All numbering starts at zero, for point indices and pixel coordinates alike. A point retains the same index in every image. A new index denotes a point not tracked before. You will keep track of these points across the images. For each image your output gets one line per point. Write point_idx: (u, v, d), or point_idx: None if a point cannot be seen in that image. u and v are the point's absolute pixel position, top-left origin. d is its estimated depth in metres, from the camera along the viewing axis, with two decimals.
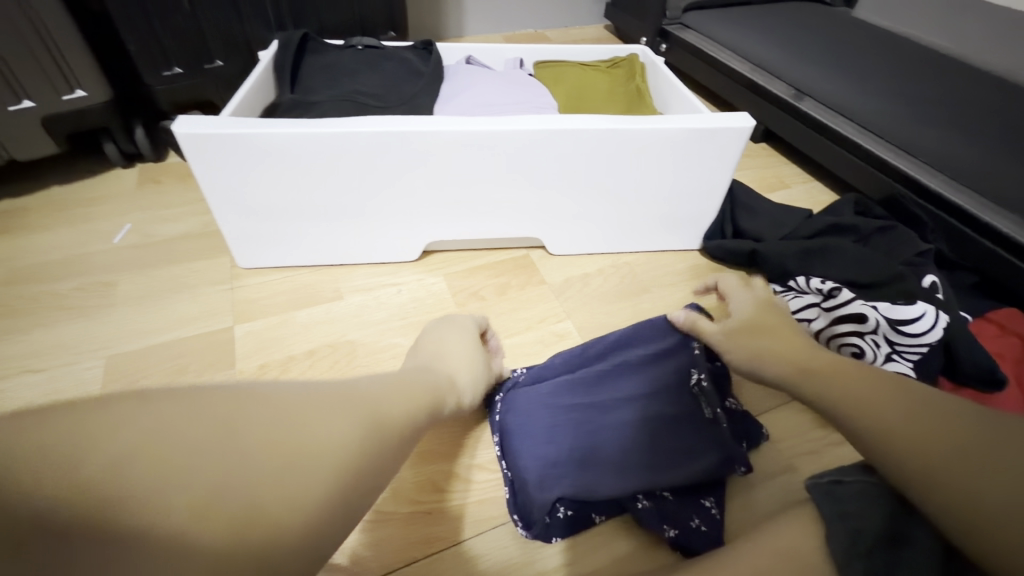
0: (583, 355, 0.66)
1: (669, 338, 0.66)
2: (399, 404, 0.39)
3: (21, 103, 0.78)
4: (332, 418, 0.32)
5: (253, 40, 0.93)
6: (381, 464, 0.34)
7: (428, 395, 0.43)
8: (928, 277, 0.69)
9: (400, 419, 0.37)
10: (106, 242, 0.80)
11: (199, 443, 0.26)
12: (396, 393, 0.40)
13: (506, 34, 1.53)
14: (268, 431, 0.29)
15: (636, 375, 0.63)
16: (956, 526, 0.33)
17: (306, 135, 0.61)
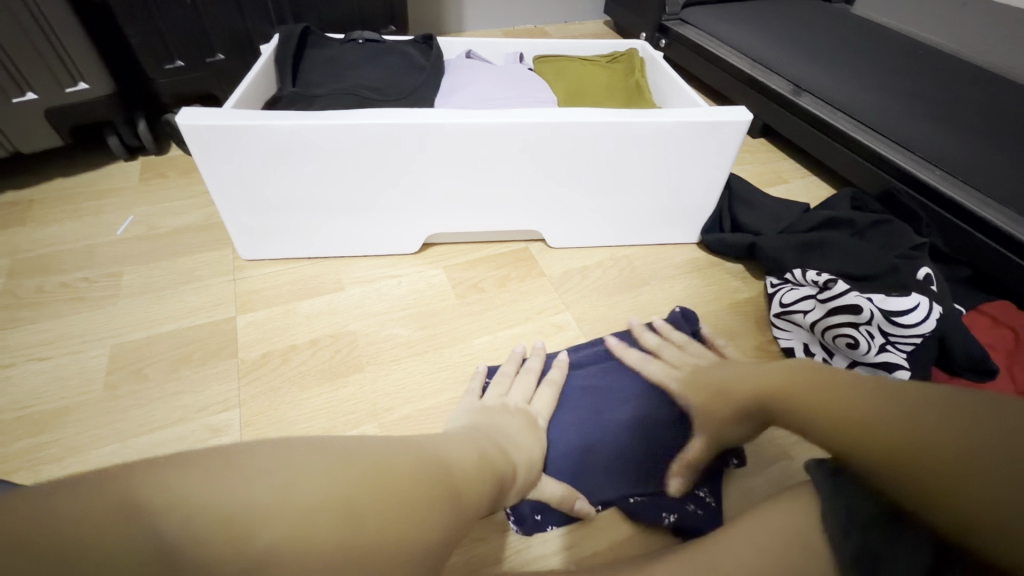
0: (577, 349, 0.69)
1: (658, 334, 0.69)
2: (468, 459, 0.39)
3: (24, 95, 0.79)
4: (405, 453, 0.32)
5: (254, 34, 0.93)
6: (452, 514, 0.33)
7: (499, 462, 0.44)
8: (923, 270, 0.69)
9: (470, 467, 0.38)
10: (110, 233, 0.81)
11: (325, 469, 0.28)
12: (470, 445, 0.42)
13: (506, 30, 1.53)
14: (347, 465, 0.29)
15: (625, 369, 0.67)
16: (932, 475, 0.30)
17: (309, 127, 0.62)
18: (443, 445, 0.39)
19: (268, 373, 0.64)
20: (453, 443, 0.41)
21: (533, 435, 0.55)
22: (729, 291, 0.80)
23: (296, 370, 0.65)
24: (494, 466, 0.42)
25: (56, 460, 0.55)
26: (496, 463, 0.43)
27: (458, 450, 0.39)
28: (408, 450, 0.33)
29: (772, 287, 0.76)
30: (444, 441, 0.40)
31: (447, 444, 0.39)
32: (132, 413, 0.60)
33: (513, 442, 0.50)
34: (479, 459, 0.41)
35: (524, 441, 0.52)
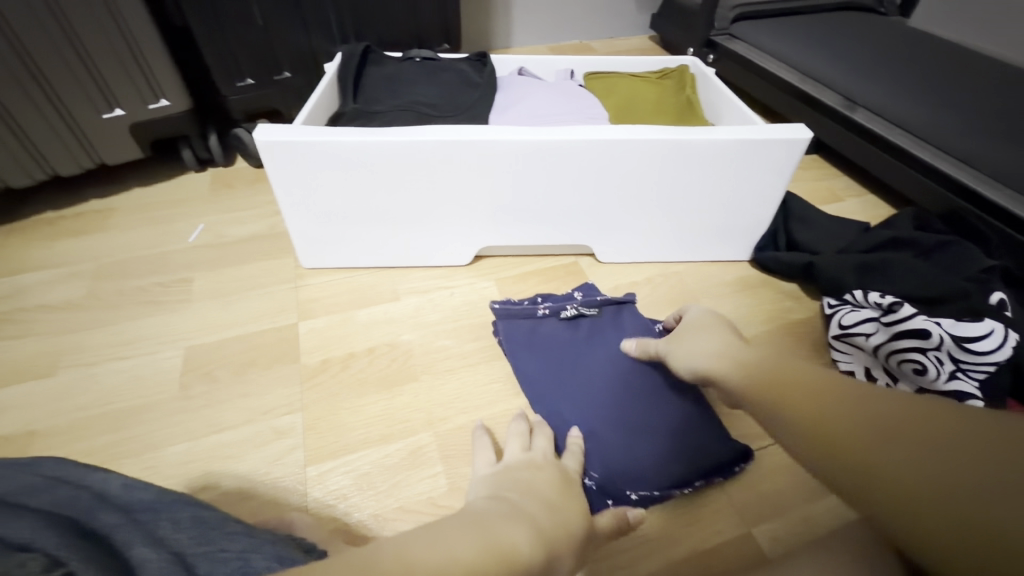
0: (546, 363, 0.68)
1: (638, 325, 0.72)
2: (483, 554, 0.32)
3: (113, 111, 0.85)
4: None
5: (319, 53, 0.98)
6: None
7: (524, 549, 0.35)
8: (996, 294, 0.66)
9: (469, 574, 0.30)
10: (182, 241, 0.86)
11: None
12: (497, 523, 0.37)
13: (552, 45, 1.56)
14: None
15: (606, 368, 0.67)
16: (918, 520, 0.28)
17: (376, 143, 0.64)
18: (471, 530, 0.34)
19: (327, 379, 0.67)
20: (476, 525, 0.35)
21: (571, 491, 0.49)
22: (782, 310, 0.79)
23: (353, 377, 0.67)
24: (526, 543, 0.36)
25: (134, 456, 0.59)
26: (523, 547, 0.35)
27: (496, 538, 0.34)
28: (427, 560, 0.29)
29: (830, 307, 0.74)
30: (473, 528, 0.34)
31: (479, 526, 0.35)
32: (204, 412, 0.63)
33: (545, 518, 0.41)
34: (507, 538, 0.35)
35: (557, 507, 0.44)
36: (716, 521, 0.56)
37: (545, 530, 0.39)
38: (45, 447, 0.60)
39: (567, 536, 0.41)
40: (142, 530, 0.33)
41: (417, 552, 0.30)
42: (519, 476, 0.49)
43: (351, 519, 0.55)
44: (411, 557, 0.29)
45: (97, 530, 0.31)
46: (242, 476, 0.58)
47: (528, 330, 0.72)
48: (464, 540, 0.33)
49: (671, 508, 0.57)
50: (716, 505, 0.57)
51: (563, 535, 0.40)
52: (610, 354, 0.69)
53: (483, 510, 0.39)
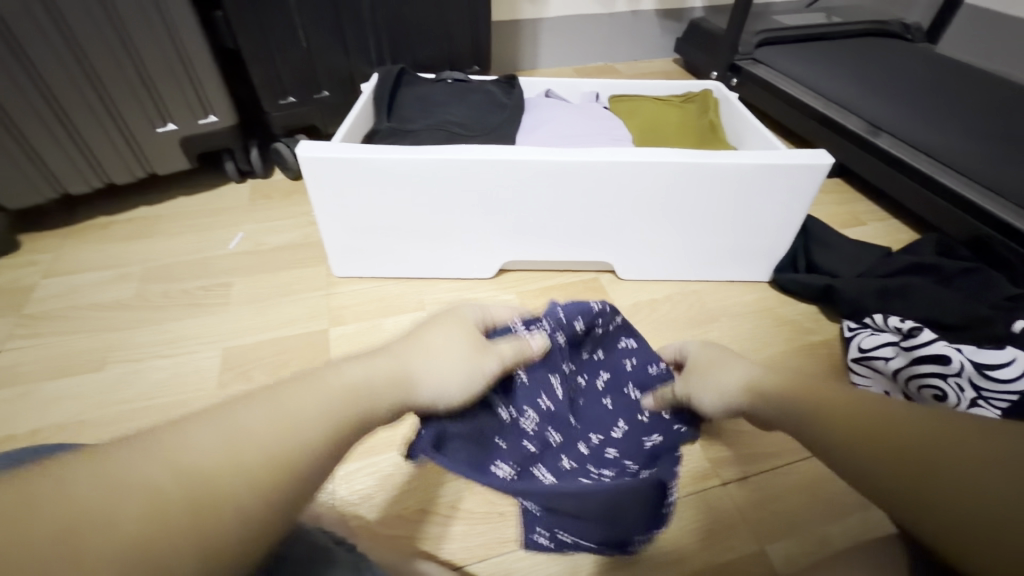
0: (539, 397, 0.51)
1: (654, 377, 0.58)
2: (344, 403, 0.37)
3: (166, 125, 0.91)
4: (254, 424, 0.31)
5: (356, 73, 1.03)
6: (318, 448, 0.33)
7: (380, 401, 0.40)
8: (1020, 322, 0.67)
9: (332, 413, 0.35)
10: (222, 247, 0.91)
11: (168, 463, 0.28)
12: (303, 381, 0.36)
13: (577, 67, 1.60)
14: (201, 458, 0.28)
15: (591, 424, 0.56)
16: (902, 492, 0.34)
17: (410, 160, 0.68)
18: (288, 398, 0.34)
19: None
20: (295, 388, 0.36)
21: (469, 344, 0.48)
22: (801, 332, 0.79)
23: None
24: (353, 390, 0.38)
25: None
26: (353, 407, 0.37)
27: (308, 400, 0.35)
28: (226, 448, 0.29)
29: (850, 329, 0.75)
30: (269, 400, 0.34)
31: (295, 389, 0.35)
32: None
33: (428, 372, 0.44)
34: (327, 397, 0.36)
35: (416, 348, 0.46)
36: (730, 536, 0.57)
37: (384, 373, 0.41)
38: (92, 437, 0.64)
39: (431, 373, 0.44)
40: None
41: (207, 452, 0.29)
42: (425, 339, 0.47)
43: (373, 518, 0.57)
44: (198, 451, 0.29)
45: None
46: None
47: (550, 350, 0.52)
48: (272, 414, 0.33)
49: (686, 521, 0.58)
50: (731, 521, 0.58)
51: (414, 379, 0.43)
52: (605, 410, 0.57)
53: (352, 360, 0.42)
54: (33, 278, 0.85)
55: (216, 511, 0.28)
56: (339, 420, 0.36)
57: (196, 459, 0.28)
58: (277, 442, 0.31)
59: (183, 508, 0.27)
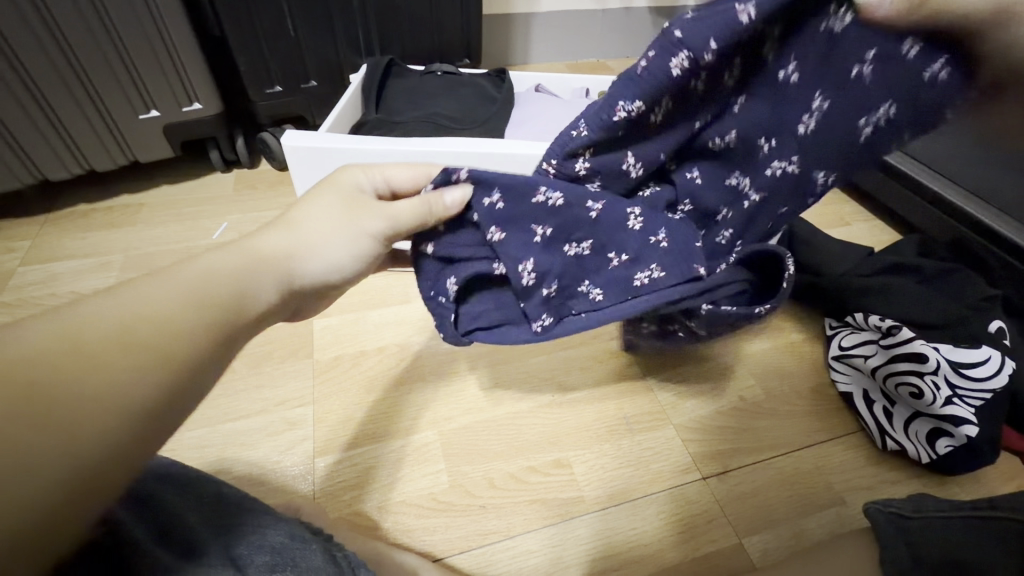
0: (533, 230, 0.42)
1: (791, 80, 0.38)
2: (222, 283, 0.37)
3: (149, 112, 0.90)
4: (100, 312, 0.30)
5: (345, 64, 1.02)
6: (197, 328, 0.33)
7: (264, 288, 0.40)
8: (996, 322, 0.67)
9: (212, 294, 0.36)
10: (207, 237, 0.90)
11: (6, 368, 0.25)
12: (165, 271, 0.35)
13: (569, 62, 1.60)
14: (48, 357, 0.27)
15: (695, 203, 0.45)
16: None
17: (396, 151, 0.68)
18: (151, 285, 0.33)
19: (338, 374, 0.70)
20: (152, 279, 0.34)
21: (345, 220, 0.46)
22: (784, 330, 0.80)
23: (364, 374, 0.70)
24: (220, 278, 0.37)
25: None
26: (232, 289, 0.37)
27: (179, 286, 0.34)
28: (84, 333, 0.29)
29: (830, 328, 0.76)
30: (119, 293, 0.32)
31: (147, 283, 0.33)
32: (220, 401, 0.66)
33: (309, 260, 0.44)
34: (200, 281, 0.36)
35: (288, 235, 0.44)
36: (707, 529, 0.58)
37: (250, 259, 0.40)
38: None
39: (307, 251, 0.44)
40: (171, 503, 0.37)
41: (63, 336, 0.28)
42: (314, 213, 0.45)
43: (355, 509, 0.57)
44: (33, 348, 0.27)
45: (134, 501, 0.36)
46: (254, 462, 0.60)
47: (504, 184, 0.41)
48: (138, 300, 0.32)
49: (665, 515, 0.59)
50: (709, 515, 0.59)
51: (291, 254, 0.43)
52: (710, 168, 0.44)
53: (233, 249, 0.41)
54: (10, 265, 0.84)
55: (95, 386, 0.27)
56: (222, 297, 0.36)
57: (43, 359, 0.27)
58: (137, 322, 0.31)
59: (51, 386, 0.26)
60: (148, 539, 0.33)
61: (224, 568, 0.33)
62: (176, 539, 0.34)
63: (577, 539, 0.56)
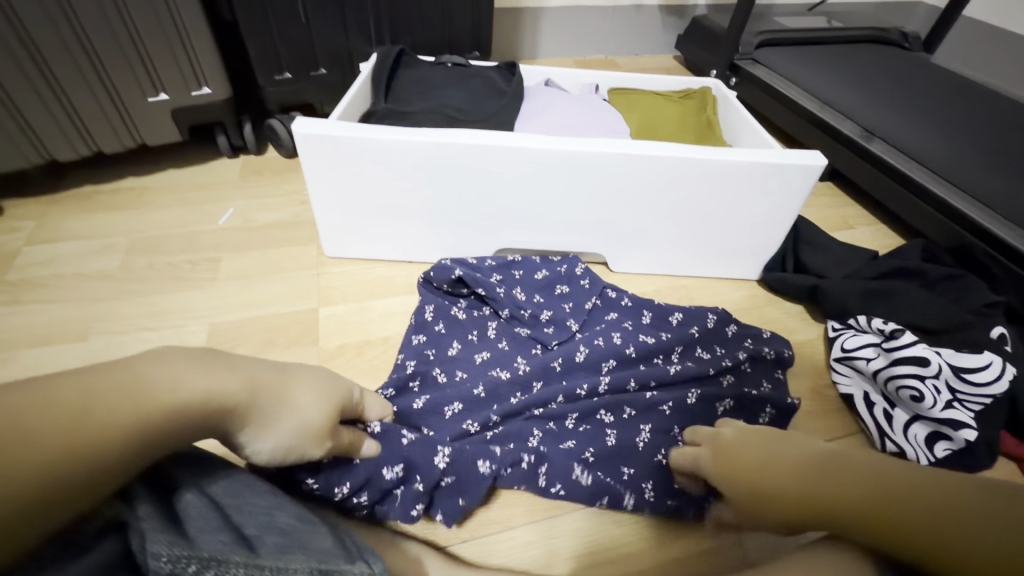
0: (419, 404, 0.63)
1: (542, 273, 0.78)
2: (237, 384, 0.37)
3: (158, 95, 0.90)
4: (159, 387, 0.32)
5: (354, 53, 1.02)
6: (198, 429, 0.35)
7: (239, 418, 0.37)
8: (997, 328, 0.69)
9: (229, 396, 0.36)
10: (212, 222, 0.90)
11: (75, 421, 0.29)
12: (162, 357, 0.35)
13: (577, 58, 1.59)
14: (100, 422, 0.29)
15: (551, 321, 0.73)
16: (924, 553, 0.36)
17: (406, 141, 0.68)
18: (193, 368, 0.35)
19: (342, 361, 0.70)
20: (195, 364, 0.35)
21: (291, 420, 0.41)
22: (786, 330, 0.80)
23: (369, 363, 0.70)
24: (238, 380, 0.37)
25: None
26: (224, 410, 0.36)
27: (193, 383, 0.34)
28: (80, 408, 0.29)
29: (834, 330, 0.77)
30: (172, 367, 0.34)
31: (192, 364, 0.35)
32: None
33: (272, 429, 0.40)
34: (229, 384, 0.36)
35: (286, 382, 0.42)
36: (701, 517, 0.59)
37: (251, 378, 0.38)
38: None
39: (274, 428, 0.40)
40: (186, 476, 0.38)
41: (53, 408, 0.28)
42: (291, 409, 0.41)
43: None
44: (100, 412, 0.30)
45: (157, 472, 0.36)
46: None
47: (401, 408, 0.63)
48: (130, 387, 0.31)
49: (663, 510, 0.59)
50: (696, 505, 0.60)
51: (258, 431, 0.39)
52: (552, 301, 0.76)
53: (251, 376, 0.39)
54: (15, 245, 0.84)
55: (146, 439, 0.31)
56: (231, 407, 0.36)
57: (97, 423, 0.29)
58: (181, 406, 0.33)
59: (86, 471, 0.28)
60: (162, 517, 0.33)
61: (237, 548, 0.34)
62: (191, 518, 0.34)
63: (576, 531, 0.57)
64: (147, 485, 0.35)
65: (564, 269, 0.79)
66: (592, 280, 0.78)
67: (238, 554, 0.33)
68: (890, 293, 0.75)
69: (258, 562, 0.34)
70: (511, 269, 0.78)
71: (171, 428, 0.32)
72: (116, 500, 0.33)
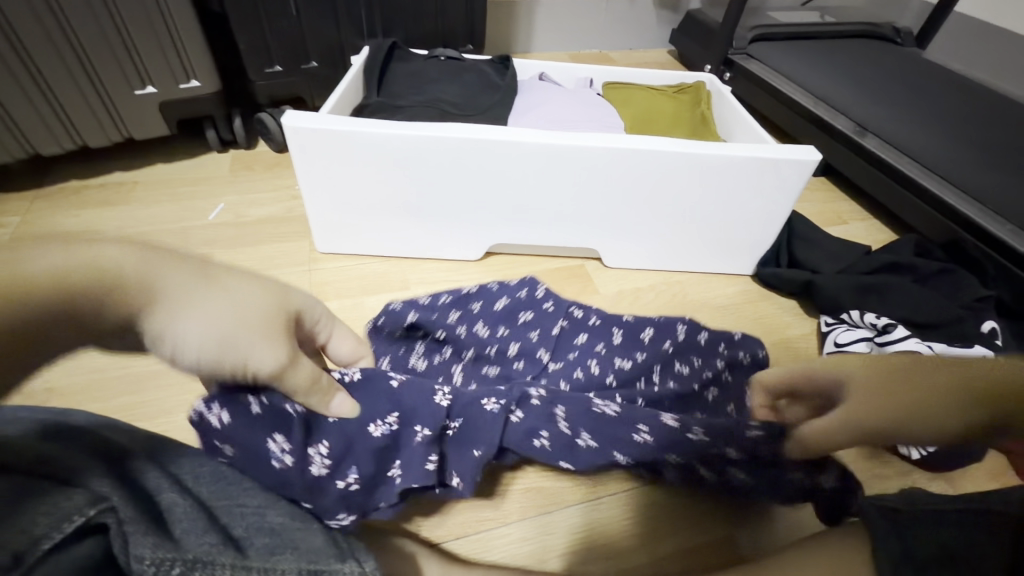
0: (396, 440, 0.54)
1: (501, 303, 0.71)
2: (120, 262, 0.32)
3: (145, 88, 0.88)
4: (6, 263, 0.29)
5: (346, 46, 1.00)
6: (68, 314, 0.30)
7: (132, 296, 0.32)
8: (987, 323, 0.70)
9: (104, 275, 0.31)
10: (202, 218, 0.89)
11: None
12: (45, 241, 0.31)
13: (571, 52, 1.59)
14: None
15: (520, 354, 0.67)
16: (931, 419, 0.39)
17: (399, 135, 0.67)
18: (69, 249, 0.31)
19: None
20: (73, 244, 0.32)
21: (214, 301, 0.36)
22: (780, 325, 0.81)
23: None
24: (125, 261, 0.33)
25: (148, 420, 0.62)
26: (98, 278, 0.31)
27: (53, 262, 0.30)
28: None
29: (826, 325, 0.76)
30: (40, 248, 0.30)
31: (69, 245, 0.31)
32: None
33: (185, 313, 0.34)
34: (106, 264, 0.32)
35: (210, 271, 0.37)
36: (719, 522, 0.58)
37: (148, 255, 0.34)
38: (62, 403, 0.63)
39: (184, 311, 0.34)
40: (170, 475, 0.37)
41: None
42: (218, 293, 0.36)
43: None
44: None
45: (135, 473, 0.35)
46: None
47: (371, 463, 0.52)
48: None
49: (658, 506, 0.59)
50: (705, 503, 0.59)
51: (164, 314, 0.34)
52: (518, 332, 0.69)
53: (147, 250, 0.34)
54: None
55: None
56: (112, 284, 0.32)
57: None
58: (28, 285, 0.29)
59: None
60: (146, 519, 0.32)
61: (225, 548, 0.34)
62: (177, 518, 0.33)
63: (571, 527, 0.57)
64: (128, 486, 0.34)
65: (524, 293, 0.72)
66: (555, 302, 0.72)
67: (226, 555, 0.33)
68: (882, 288, 0.75)
69: (247, 563, 0.33)
70: (469, 301, 0.70)
71: (102, 296, 0.31)
72: (97, 502, 0.31)
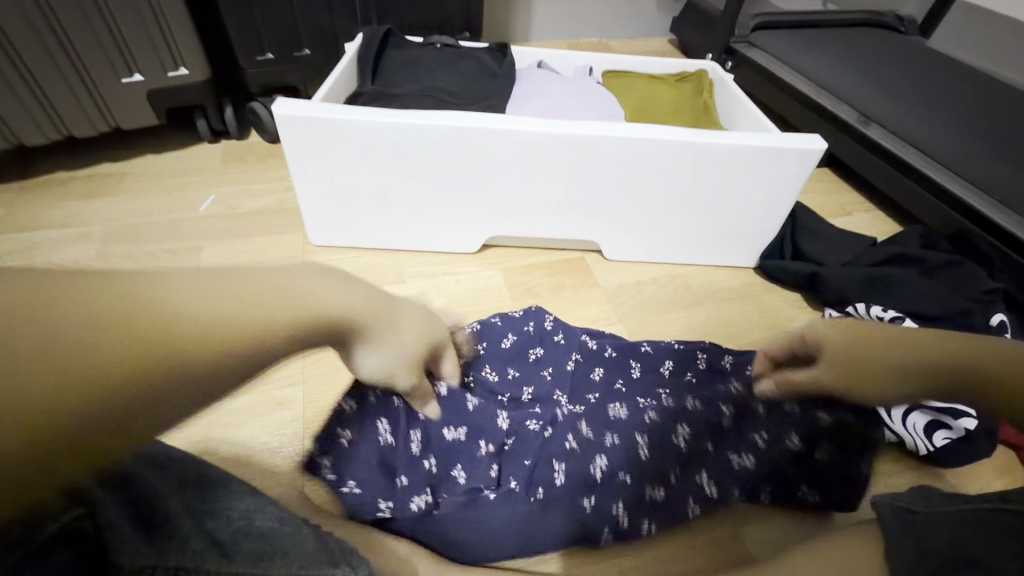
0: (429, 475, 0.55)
1: (509, 342, 0.68)
2: (261, 293, 0.27)
3: (132, 76, 0.86)
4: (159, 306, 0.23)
5: (340, 33, 0.98)
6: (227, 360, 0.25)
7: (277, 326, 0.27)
8: (997, 316, 0.68)
9: (255, 310, 0.26)
10: (193, 210, 0.87)
11: (48, 348, 0.20)
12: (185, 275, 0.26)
13: (570, 41, 1.56)
14: (72, 343, 0.21)
15: (534, 398, 0.63)
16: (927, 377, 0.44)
17: (393, 124, 0.65)
18: (214, 283, 0.26)
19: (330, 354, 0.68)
20: (211, 276, 0.26)
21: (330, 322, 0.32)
22: (784, 319, 0.79)
23: None
24: (270, 291, 0.28)
25: None
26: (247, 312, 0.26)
27: (211, 300, 0.25)
28: (54, 336, 0.21)
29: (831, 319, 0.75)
30: (175, 281, 0.25)
31: (202, 278, 0.26)
32: None
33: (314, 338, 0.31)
34: (256, 295, 0.27)
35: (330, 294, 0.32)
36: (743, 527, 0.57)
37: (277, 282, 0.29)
38: None
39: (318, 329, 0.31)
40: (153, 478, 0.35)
41: (24, 329, 0.20)
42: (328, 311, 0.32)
43: None
44: (72, 329, 0.21)
45: None
46: (241, 443, 0.59)
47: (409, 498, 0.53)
48: (130, 302, 0.23)
49: None
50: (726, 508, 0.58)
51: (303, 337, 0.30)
52: (530, 373, 0.65)
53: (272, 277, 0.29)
54: None
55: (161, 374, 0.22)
56: (262, 317, 0.26)
57: (75, 349, 0.21)
58: (190, 328, 0.24)
59: (74, 420, 0.20)
60: (132, 522, 0.31)
61: (211, 554, 0.32)
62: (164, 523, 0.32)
63: None
64: None
65: (531, 326, 0.70)
66: (566, 335, 0.70)
67: (209, 560, 0.32)
68: (889, 280, 0.74)
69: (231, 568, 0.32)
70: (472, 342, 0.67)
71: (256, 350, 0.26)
72: None
